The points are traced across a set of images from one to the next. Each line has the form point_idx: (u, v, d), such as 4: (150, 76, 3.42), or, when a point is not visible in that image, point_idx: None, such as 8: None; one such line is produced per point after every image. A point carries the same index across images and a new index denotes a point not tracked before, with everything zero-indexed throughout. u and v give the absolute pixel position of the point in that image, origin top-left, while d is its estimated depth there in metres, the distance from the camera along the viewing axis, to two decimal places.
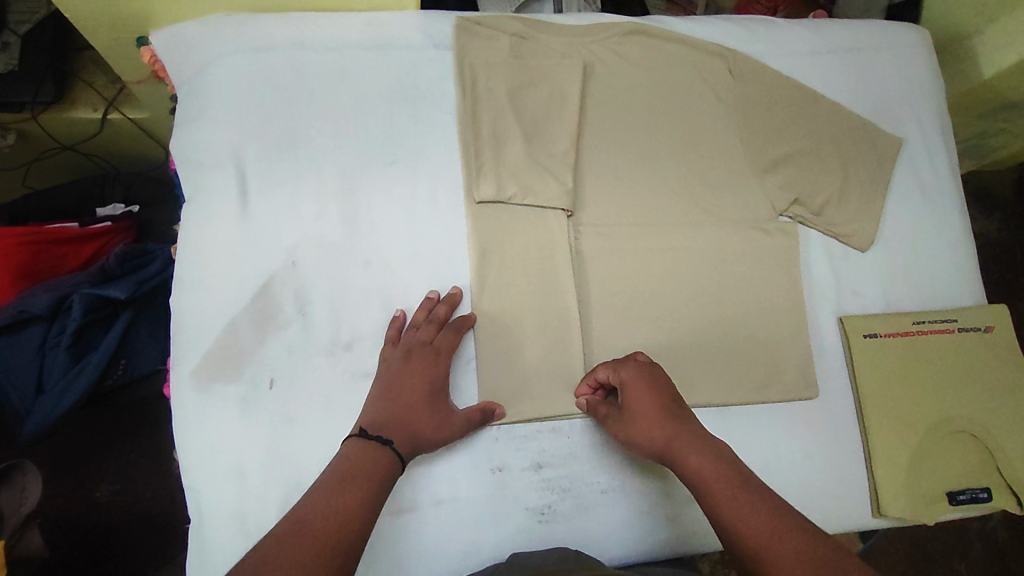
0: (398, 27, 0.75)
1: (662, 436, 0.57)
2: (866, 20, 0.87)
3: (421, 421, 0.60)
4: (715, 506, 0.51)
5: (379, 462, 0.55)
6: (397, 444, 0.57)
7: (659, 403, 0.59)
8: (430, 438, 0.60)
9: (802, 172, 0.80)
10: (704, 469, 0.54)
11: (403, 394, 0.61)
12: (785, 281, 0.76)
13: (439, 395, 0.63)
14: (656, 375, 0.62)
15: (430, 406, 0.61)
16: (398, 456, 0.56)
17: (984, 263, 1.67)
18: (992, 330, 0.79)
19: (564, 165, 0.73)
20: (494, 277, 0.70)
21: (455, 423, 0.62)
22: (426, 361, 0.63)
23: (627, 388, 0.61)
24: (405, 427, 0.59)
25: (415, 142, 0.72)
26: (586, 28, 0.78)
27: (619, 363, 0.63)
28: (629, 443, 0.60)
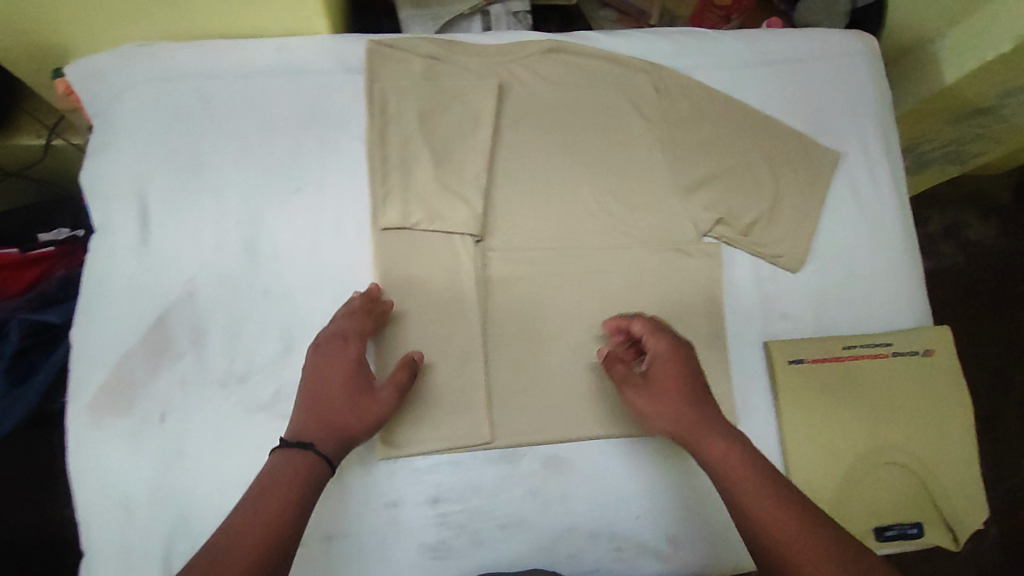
0: (309, 51, 0.73)
1: (688, 418, 0.59)
2: (805, 31, 0.84)
3: (342, 414, 0.59)
4: (742, 496, 0.54)
5: (301, 473, 0.54)
6: (320, 446, 0.57)
7: (690, 385, 0.61)
8: (360, 424, 0.60)
9: (731, 191, 0.77)
10: (732, 459, 0.57)
11: (317, 391, 0.59)
12: (703, 305, 0.74)
13: (357, 377, 0.61)
14: (681, 352, 0.63)
15: (347, 396, 0.60)
16: (324, 458, 0.56)
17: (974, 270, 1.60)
18: (932, 353, 0.75)
19: (474, 190, 0.72)
20: (398, 305, 0.69)
21: (383, 399, 0.61)
22: (335, 350, 0.62)
23: (657, 360, 0.63)
24: (327, 424, 0.58)
25: (322, 169, 0.71)
26: (502, 48, 0.76)
27: (655, 332, 0.64)
28: (644, 411, 0.62)
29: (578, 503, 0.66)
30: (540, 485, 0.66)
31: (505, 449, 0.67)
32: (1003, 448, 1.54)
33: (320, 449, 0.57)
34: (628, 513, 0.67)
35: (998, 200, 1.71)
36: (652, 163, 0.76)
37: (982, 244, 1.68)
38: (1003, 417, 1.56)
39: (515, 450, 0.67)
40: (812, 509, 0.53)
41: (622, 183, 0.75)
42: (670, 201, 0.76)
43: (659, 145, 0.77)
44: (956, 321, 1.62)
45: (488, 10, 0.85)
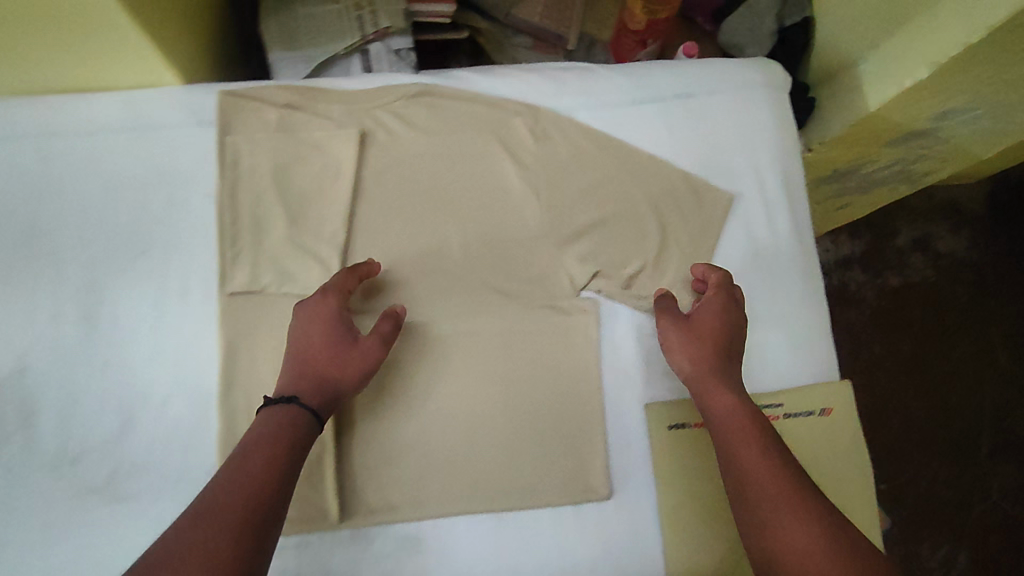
0: (156, 104, 0.69)
1: (705, 369, 0.64)
2: (700, 63, 0.79)
3: (323, 370, 0.61)
4: (739, 458, 0.59)
5: (289, 428, 0.56)
6: (305, 399, 0.59)
7: (725, 343, 0.66)
8: (346, 377, 0.61)
9: (610, 241, 0.73)
10: (732, 412, 0.62)
11: (302, 350, 0.62)
12: (574, 365, 0.69)
13: (338, 331, 0.62)
14: (729, 314, 0.67)
15: (329, 353, 0.61)
16: (311, 412, 0.58)
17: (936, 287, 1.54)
18: (829, 413, 0.73)
19: (329, 249, 0.68)
20: (243, 373, 0.65)
21: (367, 351, 0.62)
22: (319, 308, 0.63)
23: (704, 312, 0.67)
24: (311, 382, 0.60)
25: (168, 231, 0.68)
26: (365, 93, 0.72)
27: (723, 289, 0.68)
28: (672, 354, 0.67)
29: None
30: (393, 566, 0.64)
31: (357, 528, 0.64)
32: (973, 472, 1.45)
33: (305, 396, 0.59)
34: None
35: (970, 210, 1.58)
36: (527, 214, 0.72)
37: (951, 257, 1.55)
38: (972, 438, 1.46)
39: (367, 529, 0.64)
40: (796, 469, 0.59)
41: (493, 237, 0.71)
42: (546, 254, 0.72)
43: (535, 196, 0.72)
44: (924, 338, 1.52)
45: (368, 48, 0.78)
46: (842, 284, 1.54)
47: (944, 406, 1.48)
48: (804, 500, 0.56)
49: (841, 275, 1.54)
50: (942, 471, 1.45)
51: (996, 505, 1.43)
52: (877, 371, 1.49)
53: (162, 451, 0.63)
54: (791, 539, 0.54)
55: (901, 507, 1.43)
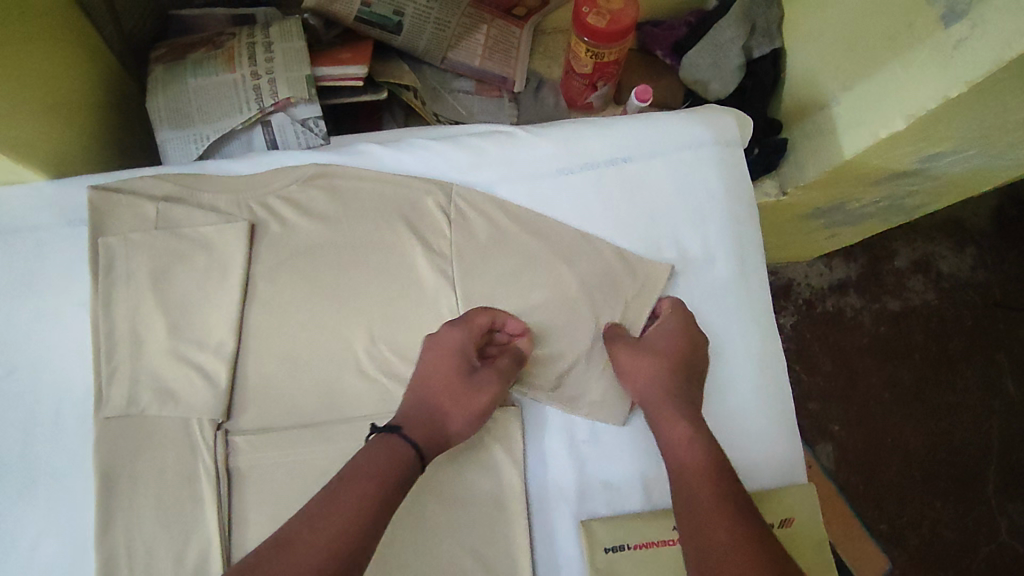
0: (20, 206, 0.62)
1: (660, 386, 0.61)
2: (639, 121, 0.70)
3: (442, 403, 0.57)
4: (666, 437, 0.58)
5: (393, 465, 0.50)
6: (414, 439, 0.54)
7: (683, 360, 0.62)
8: (457, 416, 0.57)
9: (535, 334, 0.65)
10: (666, 405, 0.60)
11: (424, 382, 0.58)
12: (496, 480, 0.62)
13: (462, 365, 0.58)
14: (686, 332, 0.63)
15: (456, 390, 0.57)
16: (417, 454, 0.53)
17: (937, 315, 1.43)
18: (790, 523, 0.63)
19: (217, 360, 0.61)
20: (122, 509, 0.57)
21: (484, 387, 0.58)
22: (448, 342, 0.59)
23: (660, 332, 0.64)
24: (425, 417, 0.56)
25: (39, 346, 0.61)
26: (258, 177, 0.65)
27: (678, 310, 0.65)
28: (623, 367, 0.63)
29: None
30: None
31: None
32: (978, 509, 1.33)
33: (415, 428, 0.55)
34: None
35: (974, 227, 1.46)
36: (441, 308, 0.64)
37: (956, 278, 1.45)
38: (979, 472, 1.35)
39: None
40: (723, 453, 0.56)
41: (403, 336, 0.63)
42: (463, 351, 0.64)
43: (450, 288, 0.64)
44: (924, 367, 1.40)
45: (269, 120, 0.73)
46: (836, 310, 1.42)
47: (948, 439, 1.37)
48: (724, 484, 0.54)
49: (835, 301, 1.43)
50: (945, 510, 1.33)
51: (1003, 544, 1.31)
52: (874, 406, 1.38)
53: None
54: (712, 521, 0.51)
55: (901, 552, 1.30)
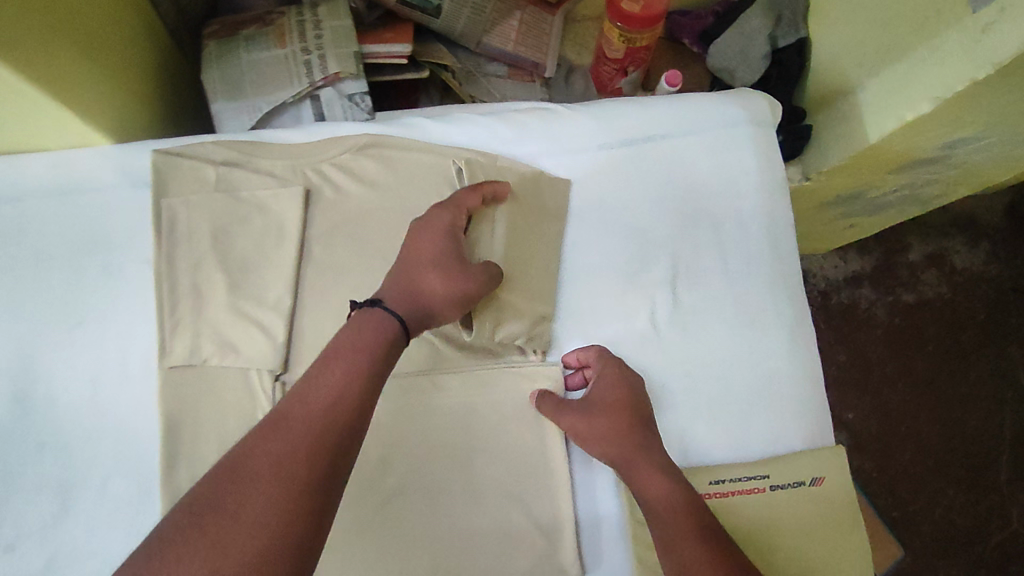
0: (86, 166, 0.65)
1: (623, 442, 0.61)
2: (675, 100, 0.73)
3: (426, 277, 0.57)
4: (639, 485, 0.59)
5: (379, 339, 0.52)
6: (401, 313, 0.54)
7: (631, 409, 0.63)
8: (440, 292, 0.58)
9: (575, 299, 0.69)
10: (636, 457, 0.60)
11: (408, 258, 0.58)
12: (539, 435, 0.66)
13: (449, 248, 0.60)
14: (626, 377, 0.64)
15: (441, 270, 0.58)
16: (401, 328, 0.54)
17: (951, 306, 1.45)
18: (820, 482, 0.66)
19: (275, 317, 0.64)
20: (187, 453, 0.61)
21: (470, 275, 0.60)
22: (437, 227, 0.60)
23: (603, 388, 0.64)
24: (407, 289, 0.56)
25: (105, 300, 0.64)
26: (313, 146, 0.68)
27: (606, 358, 0.65)
28: (584, 437, 0.63)
29: None
30: None
31: None
32: (988, 497, 1.35)
33: (397, 299, 0.55)
34: None
35: (988, 222, 1.49)
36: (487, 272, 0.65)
37: (969, 272, 1.47)
38: (990, 461, 1.37)
39: None
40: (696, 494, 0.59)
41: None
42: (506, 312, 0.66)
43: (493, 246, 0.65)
44: (938, 358, 1.43)
45: (319, 95, 0.76)
46: (851, 301, 1.45)
47: (960, 428, 1.39)
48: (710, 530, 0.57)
49: (850, 292, 1.45)
50: (958, 497, 1.35)
51: (1014, 531, 1.33)
52: (888, 394, 1.40)
53: (98, 538, 0.60)
54: None
55: (915, 539, 1.32)
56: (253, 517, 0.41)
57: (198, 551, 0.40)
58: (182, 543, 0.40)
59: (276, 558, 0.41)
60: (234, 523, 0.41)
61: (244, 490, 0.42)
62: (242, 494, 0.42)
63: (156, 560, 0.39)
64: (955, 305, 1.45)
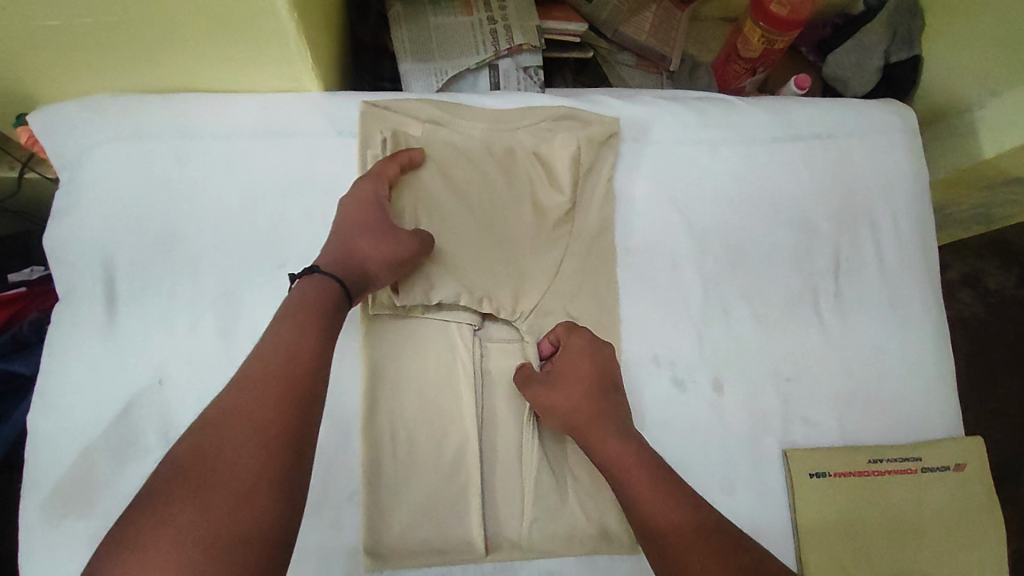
0: (296, 112, 0.67)
1: (582, 408, 0.60)
2: (836, 102, 0.78)
3: (361, 244, 0.59)
4: (634, 498, 0.55)
5: (320, 297, 0.54)
6: (341, 276, 0.57)
7: (597, 376, 0.61)
8: (374, 257, 0.59)
9: (745, 278, 0.72)
10: (601, 423, 0.59)
11: (342, 226, 0.60)
12: (712, 406, 0.68)
13: (378, 215, 0.61)
14: (588, 354, 0.62)
15: (371, 234, 0.59)
16: (344, 289, 0.56)
17: (999, 325, 1.50)
18: (963, 468, 0.70)
19: (476, 270, 0.66)
20: (387, 398, 0.63)
21: (400, 238, 0.60)
22: (364, 196, 0.62)
23: (569, 356, 0.62)
24: (343, 254, 0.58)
25: (307, 243, 0.65)
26: (511, 113, 0.71)
27: (574, 330, 0.64)
28: (549, 405, 0.61)
29: None
30: None
31: (502, 562, 0.62)
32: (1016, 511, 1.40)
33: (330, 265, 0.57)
34: None
35: None
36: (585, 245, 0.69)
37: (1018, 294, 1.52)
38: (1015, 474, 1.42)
39: (511, 563, 0.62)
40: (692, 500, 0.55)
41: (534, 267, 0.67)
42: (539, 282, 0.67)
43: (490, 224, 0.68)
44: (986, 375, 1.47)
45: (498, 64, 0.78)
46: None
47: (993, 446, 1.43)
48: (710, 536, 0.52)
49: None
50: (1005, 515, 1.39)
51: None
52: None
53: None
54: None
55: None
56: (233, 460, 0.43)
57: (189, 492, 0.42)
58: (172, 486, 0.42)
59: (260, 491, 0.43)
60: (218, 465, 0.43)
61: (222, 437, 0.44)
62: (217, 443, 0.44)
63: (145, 511, 0.41)
64: (1003, 323, 1.50)
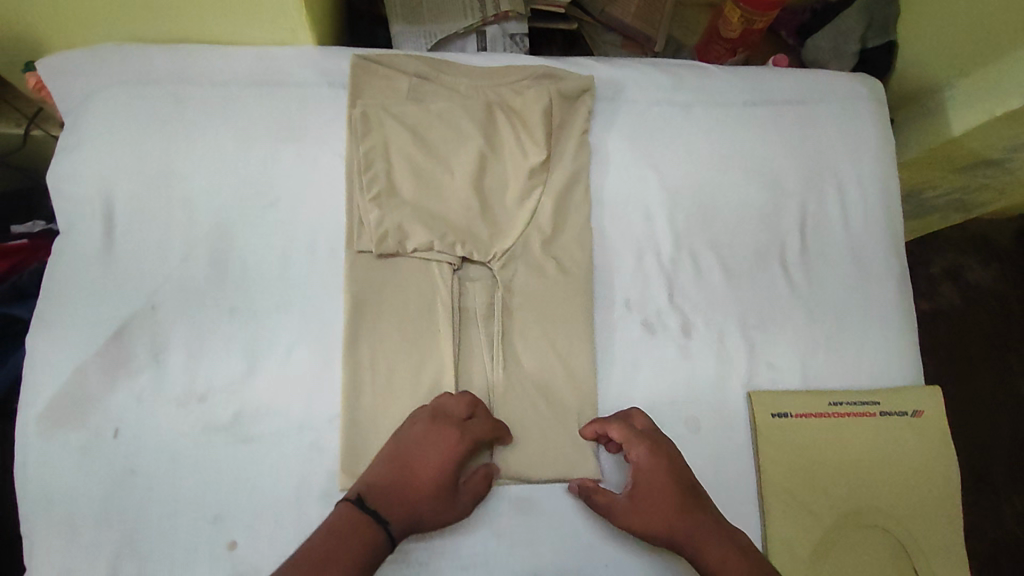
0: (290, 64, 0.71)
1: (670, 523, 0.63)
2: (808, 72, 0.82)
3: (418, 470, 0.61)
4: None
5: (368, 541, 0.57)
6: (392, 525, 0.59)
7: (676, 484, 0.64)
8: (431, 520, 0.61)
9: (715, 232, 0.75)
10: (695, 530, 0.62)
11: (397, 455, 0.61)
12: (680, 350, 0.72)
13: (449, 468, 0.61)
14: (662, 461, 0.64)
15: (440, 496, 0.61)
16: (391, 537, 0.58)
17: (996, 313, 1.46)
18: (920, 415, 0.73)
19: (457, 216, 0.69)
20: (368, 330, 0.66)
21: (464, 506, 0.62)
22: (445, 433, 0.62)
23: (642, 469, 0.64)
24: (403, 511, 0.59)
25: (297, 185, 0.69)
26: (495, 71, 0.74)
27: (634, 438, 0.65)
28: (637, 523, 0.63)
29: (545, 548, 0.65)
30: (505, 526, 0.65)
31: None
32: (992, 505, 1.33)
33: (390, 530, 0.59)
34: (592, 559, 0.65)
35: None
36: (563, 196, 0.72)
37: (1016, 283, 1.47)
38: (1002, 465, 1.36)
39: None
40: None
41: (513, 215, 0.71)
42: (514, 228, 0.70)
43: (470, 170, 0.70)
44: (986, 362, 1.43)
45: (485, 30, 0.82)
46: None
47: (981, 437, 1.38)
48: None
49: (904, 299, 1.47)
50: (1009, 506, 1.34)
51: (1013, 533, 1.32)
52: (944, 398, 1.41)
53: (283, 399, 0.64)
54: None
55: None
56: None
57: None
58: None
59: None
60: None
61: None
62: None
63: None
64: (995, 312, 1.46)
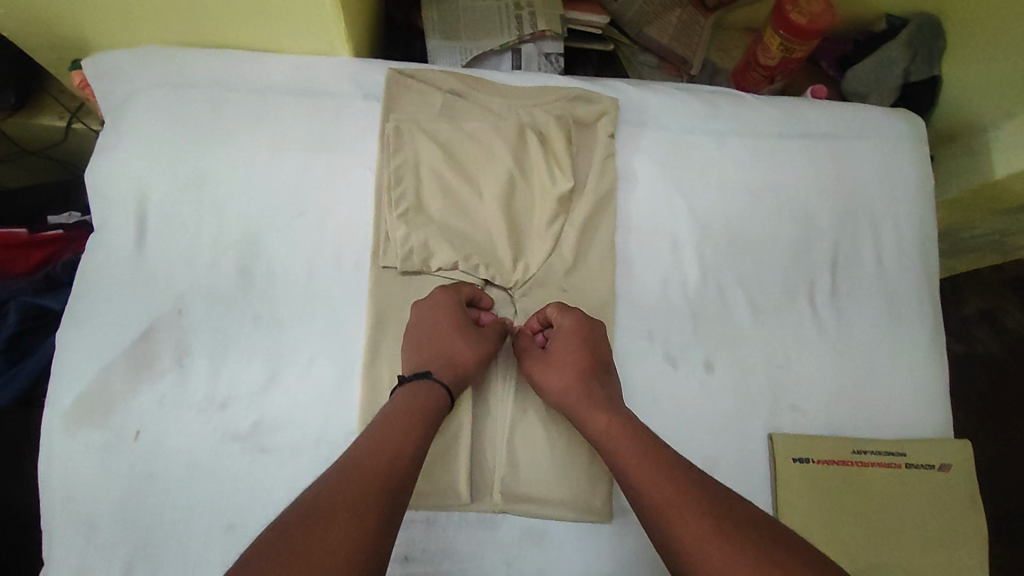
0: (327, 74, 0.72)
1: (568, 389, 0.61)
2: (845, 105, 0.80)
3: (440, 331, 0.62)
4: (627, 472, 0.54)
5: (416, 404, 0.57)
6: (439, 376, 0.60)
7: (587, 361, 0.62)
8: (471, 361, 0.62)
9: (744, 267, 0.74)
10: (596, 398, 0.60)
11: (420, 332, 0.63)
12: (701, 384, 0.70)
13: (460, 317, 0.63)
14: (586, 335, 0.64)
15: (463, 334, 0.62)
16: (444, 386, 0.59)
17: None
18: (948, 469, 0.70)
19: (483, 234, 0.69)
20: (388, 347, 0.66)
21: (487, 336, 0.64)
22: (442, 298, 0.64)
23: (559, 334, 0.64)
24: (441, 362, 0.61)
25: (327, 196, 0.69)
26: (529, 91, 0.74)
27: (565, 310, 0.65)
28: (543, 383, 0.63)
29: None
30: (516, 555, 0.64)
31: (484, 513, 0.64)
32: None
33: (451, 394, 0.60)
34: None
35: None
36: (590, 223, 0.71)
37: None
38: None
39: (493, 515, 0.64)
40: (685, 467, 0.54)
41: (538, 236, 0.70)
42: (539, 250, 0.70)
43: (498, 188, 0.70)
44: None
45: (520, 48, 0.82)
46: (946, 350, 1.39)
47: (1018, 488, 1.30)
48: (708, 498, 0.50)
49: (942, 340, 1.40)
50: None
51: None
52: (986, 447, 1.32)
53: (301, 410, 0.64)
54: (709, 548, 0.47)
55: None
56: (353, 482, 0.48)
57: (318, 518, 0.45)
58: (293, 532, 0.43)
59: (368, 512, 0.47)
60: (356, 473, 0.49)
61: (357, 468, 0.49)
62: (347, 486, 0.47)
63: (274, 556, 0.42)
64: None
